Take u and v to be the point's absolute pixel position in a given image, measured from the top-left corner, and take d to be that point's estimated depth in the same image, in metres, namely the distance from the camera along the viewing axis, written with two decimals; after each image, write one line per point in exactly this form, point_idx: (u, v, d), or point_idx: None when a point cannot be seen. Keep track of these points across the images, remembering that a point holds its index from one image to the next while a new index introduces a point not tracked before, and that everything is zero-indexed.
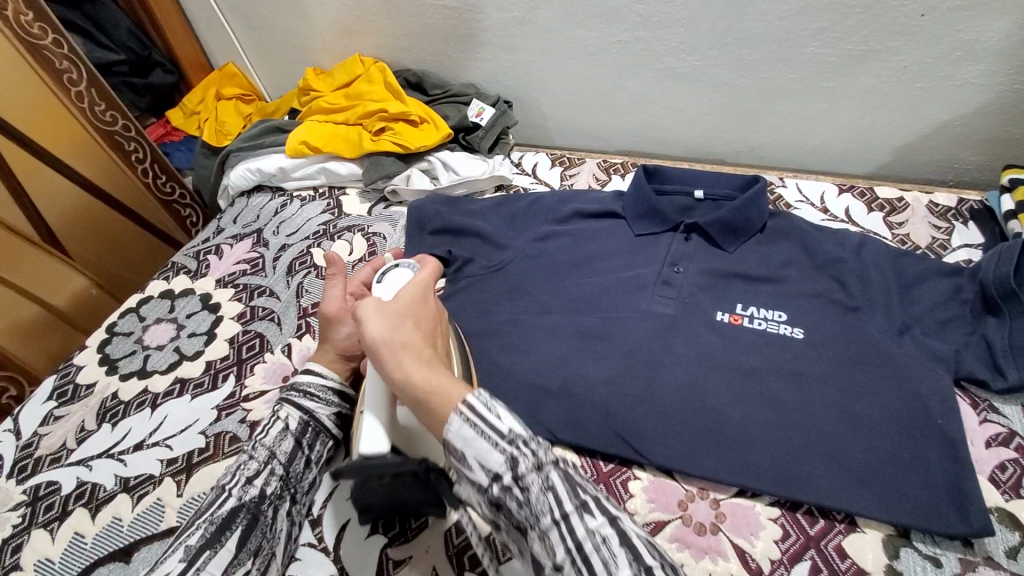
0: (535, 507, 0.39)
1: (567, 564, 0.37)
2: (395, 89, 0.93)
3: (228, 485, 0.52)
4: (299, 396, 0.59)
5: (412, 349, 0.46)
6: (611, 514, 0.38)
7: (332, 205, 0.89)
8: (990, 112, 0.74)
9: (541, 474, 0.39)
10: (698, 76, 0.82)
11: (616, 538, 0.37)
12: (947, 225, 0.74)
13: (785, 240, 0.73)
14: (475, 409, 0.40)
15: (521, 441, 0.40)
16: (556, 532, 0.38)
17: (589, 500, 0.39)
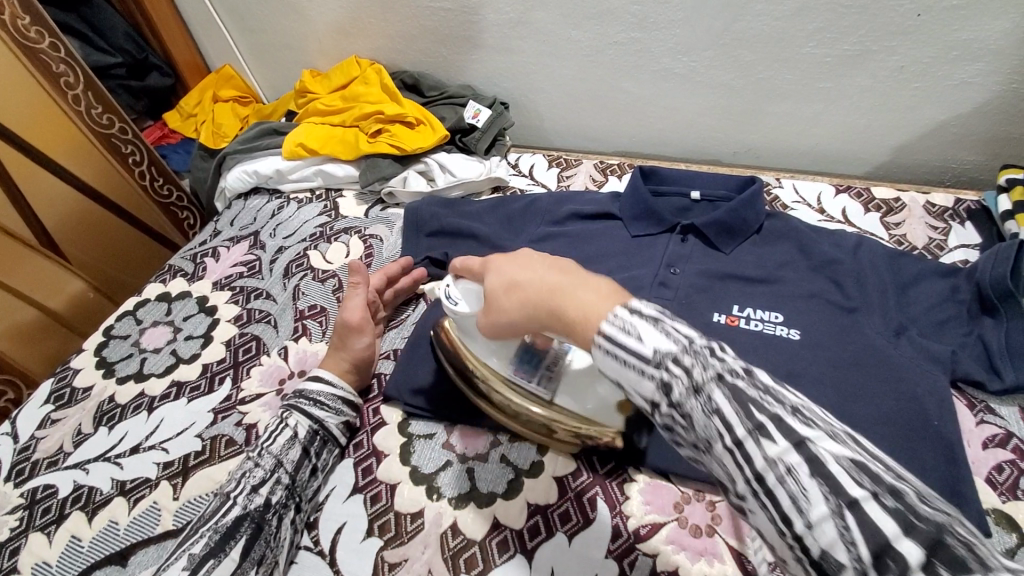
0: (702, 432, 0.34)
1: (751, 494, 0.32)
2: (391, 91, 0.93)
3: (233, 492, 0.53)
4: (310, 404, 0.59)
5: (536, 296, 0.43)
6: (798, 437, 0.31)
7: (328, 207, 0.89)
8: (986, 112, 0.74)
9: (702, 397, 0.33)
10: (695, 77, 0.82)
11: (805, 467, 0.30)
12: (945, 225, 0.74)
13: (782, 241, 0.73)
14: (612, 337, 0.37)
15: (672, 361, 0.35)
16: (732, 458, 0.32)
17: (770, 422, 0.31)
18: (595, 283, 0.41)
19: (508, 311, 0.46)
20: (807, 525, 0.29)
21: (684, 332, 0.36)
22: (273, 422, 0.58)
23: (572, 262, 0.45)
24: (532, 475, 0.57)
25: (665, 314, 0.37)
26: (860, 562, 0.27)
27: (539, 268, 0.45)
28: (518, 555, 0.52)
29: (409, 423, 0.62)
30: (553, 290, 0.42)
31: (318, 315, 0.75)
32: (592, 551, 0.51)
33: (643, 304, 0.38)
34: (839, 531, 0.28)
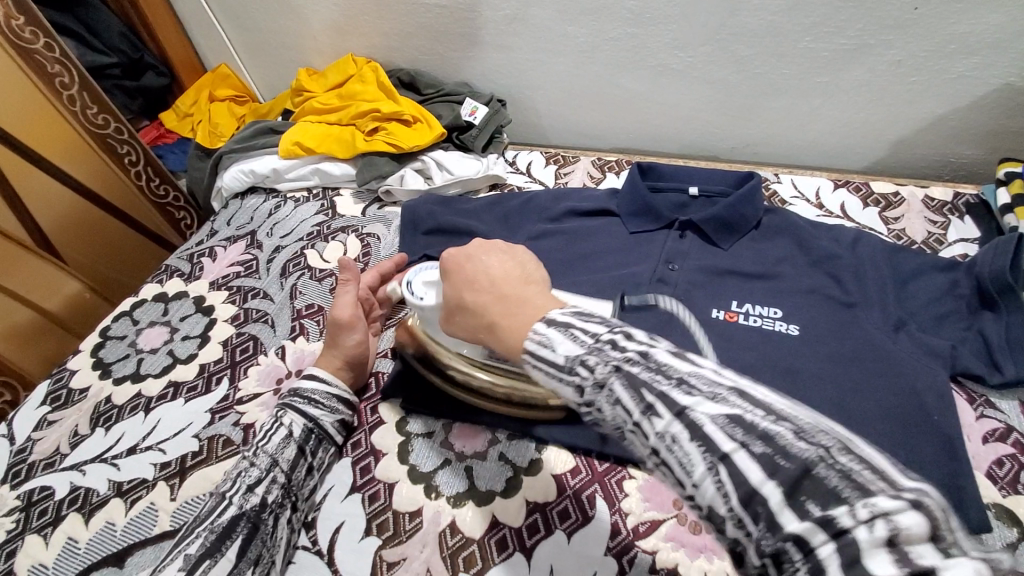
0: (613, 421, 0.36)
1: (657, 467, 0.34)
2: (388, 89, 0.92)
3: (228, 492, 0.53)
4: (304, 403, 0.59)
5: (481, 320, 0.45)
6: (679, 406, 0.32)
7: (326, 206, 0.89)
8: (985, 105, 0.74)
9: (606, 391, 0.36)
10: (692, 73, 0.82)
11: (685, 432, 0.32)
12: (943, 220, 0.74)
13: (781, 237, 0.72)
14: (532, 352, 0.39)
15: (579, 365, 0.37)
16: (637, 437, 0.35)
17: (658, 400, 0.33)
18: (528, 304, 0.43)
19: (461, 329, 0.48)
20: (694, 486, 0.32)
21: (590, 332, 0.38)
22: (268, 421, 0.58)
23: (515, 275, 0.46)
24: (531, 474, 0.57)
25: (576, 320, 0.39)
26: (733, 510, 0.30)
27: (485, 293, 0.45)
28: (517, 553, 0.52)
29: (407, 421, 0.62)
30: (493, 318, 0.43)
31: (316, 315, 0.75)
32: (592, 547, 0.51)
33: (559, 314, 0.40)
34: (716, 486, 0.31)
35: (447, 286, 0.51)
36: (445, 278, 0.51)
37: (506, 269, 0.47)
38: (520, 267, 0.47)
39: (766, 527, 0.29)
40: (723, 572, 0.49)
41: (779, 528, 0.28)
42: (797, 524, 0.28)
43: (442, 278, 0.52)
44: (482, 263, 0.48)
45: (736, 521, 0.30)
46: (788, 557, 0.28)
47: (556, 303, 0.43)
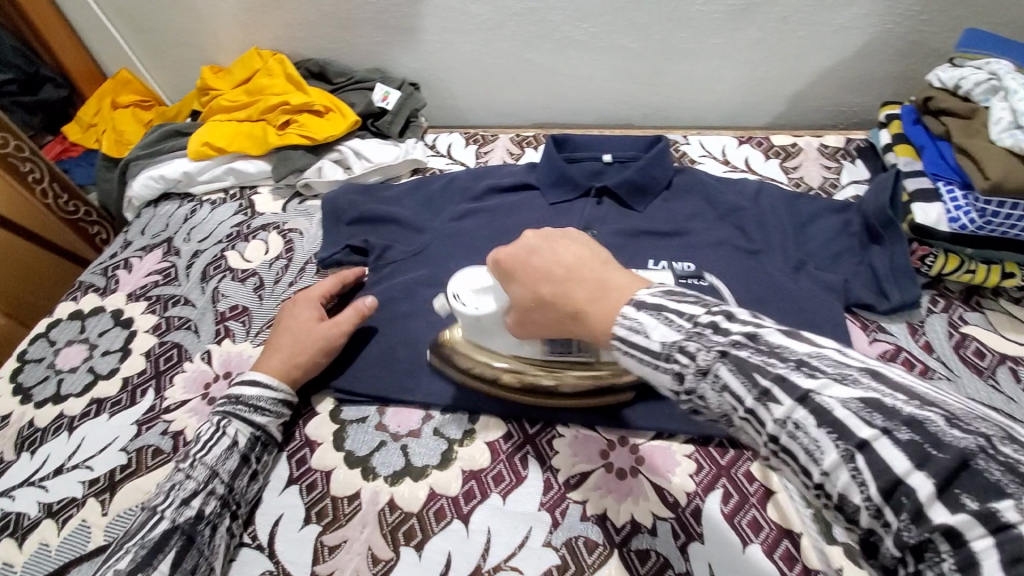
0: (719, 408, 0.36)
1: (772, 456, 0.34)
2: (296, 81, 0.91)
3: (160, 506, 0.51)
4: (252, 412, 0.57)
5: (564, 313, 0.44)
6: (802, 392, 0.31)
7: (244, 206, 0.87)
8: (866, 54, 0.79)
9: (711, 376, 0.35)
10: (597, 43, 0.84)
11: (812, 419, 0.31)
12: (837, 165, 0.79)
13: (690, 195, 0.76)
14: (623, 337, 0.39)
15: (678, 351, 0.36)
16: (749, 425, 0.34)
17: (774, 385, 0.32)
18: (613, 287, 0.42)
19: (543, 322, 0.47)
20: (823, 476, 0.30)
21: (686, 314, 0.37)
22: (209, 429, 0.56)
23: (593, 257, 0.45)
24: (464, 444, 0.58)
25: (667, 302, 0.38)
26: (873, 501, 0.28)
27: (563, 282, 0.44)
28: (455, 520, 0.53)
29: (341, 409, 0.63)
30: (580, 304, 0.42)
31: (241, 315, 0.74)
32: (526, 504, 0.53)
33: (649, 294, 0.39)
34: (851, 477, 0.29)
35: (515, 283, 0.49)
36: (511, 275, 0.49)
37: (578, 257, 0.45)
38: (588, 248, 0.46)
39: (909, 520, 0.27)
40: (648, 511, 0.52)
41: (927, 519, 0.27)
42: (949, 516, 0.26)
43: (503, 274, 0.50)
44: (549, 255, 0.46)
45: (873, 513, 0.29)
46: (934, 546, 0.26)
47: (639, 282, 0.42)
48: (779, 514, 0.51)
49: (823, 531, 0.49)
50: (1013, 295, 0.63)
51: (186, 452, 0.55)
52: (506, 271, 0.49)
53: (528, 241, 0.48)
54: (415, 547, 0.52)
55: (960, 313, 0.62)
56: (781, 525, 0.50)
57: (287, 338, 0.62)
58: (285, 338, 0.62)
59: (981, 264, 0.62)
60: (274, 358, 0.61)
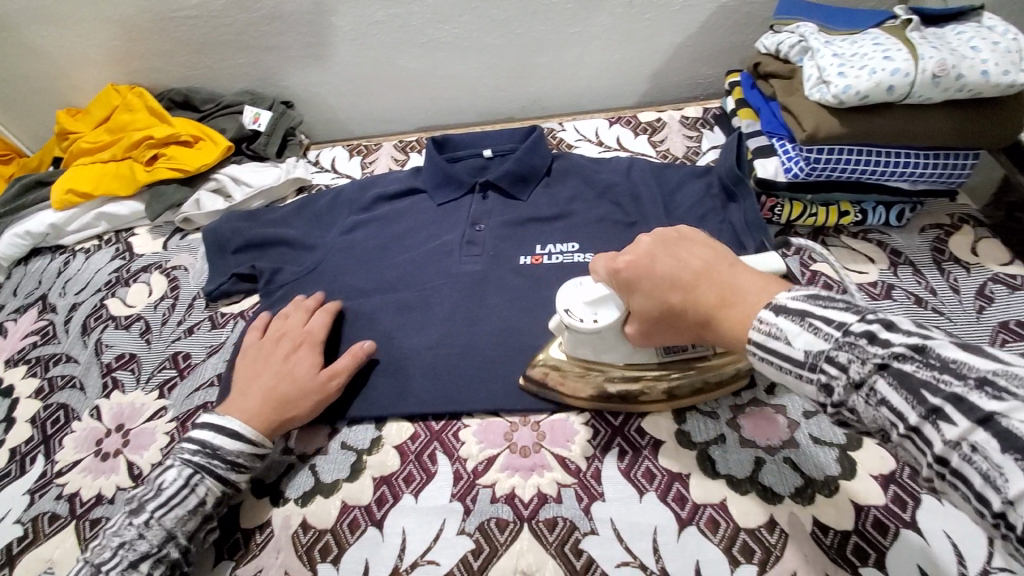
0: (874, 422, 0.34)
1: (940, 478, 0.32)
2: (159, 112, 0.87)
3: (107, 568, 0.49)
4: (228, 470, 0.54)
5: (689, 323, 0.45)
6: (983, 413, 0.29)
7: (121, 250, 0.83)
8: (709, 29, 0.86)
9: (865, 390, 0.34)
10: (462, 43, 0.86)
11: (994, 442, 0.28)
12: (698, 133, 0.85)
13: (569, 178, 0.79)
14: (761, 343, 0.39)
15: (826, 361, 0.36)
16: (911, 443, 0.32)
17: (947, 403, 0.30)
18: (742, 291, 0.42)
19: (667, 332, 0.48)
20: (1004, 504, 0.28)
21: (837, 322, 0.36)
22: (177, 485, 0.52)
23: (724, 259, 0.45)
24: (373, 452, 0.59)
25: (812, 307, 0.37)
26: None
27: (688, 291, 0.44)
28: (370, 527, 0.54)
29: None
30: (714, 309, 0.43)
31: (129, 363, 0.71)
32: (438, 497, 0.55)
33: (790, 297, 0.39)
34: None
35: (627, 288, 0.48)
36: (624, 281, 0.48)
37: (706, 261, 0.44)
38: (712, 250, 0.46)
39: None
40: (552, 481, 0.55)
41: None
42: None
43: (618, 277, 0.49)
44: (673, 259, 0.46)
45: None
46: None
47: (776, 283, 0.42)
48: (670, 461, 0.55)
49: (706, 468, 0.54)
50: (852, 230, 0.70)
51: (145, 505, 0.52)
52: (616, 274, 0.48)
53: (645, 245, 0.48)
54: (332, 561, 0.52)
55: (809, 253, 0.69)
56: (672, 470, 0.55)
57: (271, 377, 0.59)
58: (262, 378, 0.59)
59: (820, 206, 0.69)
60: (253, 402, 0.57)
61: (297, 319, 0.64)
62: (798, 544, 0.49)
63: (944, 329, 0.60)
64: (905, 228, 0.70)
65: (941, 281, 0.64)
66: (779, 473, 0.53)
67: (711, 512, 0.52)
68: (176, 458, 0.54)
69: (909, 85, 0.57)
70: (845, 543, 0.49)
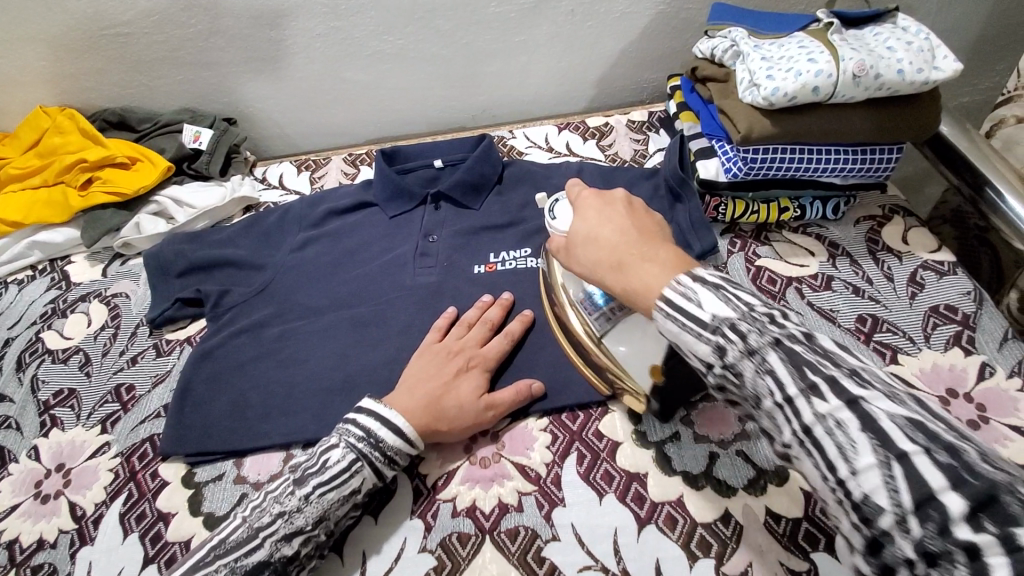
0: (751, 390, 0.36)
1: (796, 445, 0.34)
2: (92, 134, 0.84)
3: (263, 529, 0.49)
4: (384, 465, 0.53)
5: (607, 261, 0.45)
6: (851, 395, 0.32)
7: (57, 280, 0.79)
8: (649, 34, 0.88)
9: (756, 359, 0.35)
10: (407, 54, 0.86)
11: (856, 422, 0.31)
12: (644, 137, 0.87)
13: (521, 185, 0.79)
14: (672, 302, 0.39)
15: (728, 327, 0.36)
16: (779, 413, 0.34)
17: (824, 382, 0.33)
18: (667, 257, 0.43)
19: (581, 264, 0.48)
20: (850, 473, 0.31)
21: (744, 299, 0.37)
22: (339, 467, 0.51)
23: (661, 233, 0.46)
24: None
25: (727, 284, 0.38)
26: (898, 506, 0.29)
27: (622, 236, 0.45)
28: (331, 553, 0.53)
29: (193, 473, 0.60)
30: (633, 260, 0.43)
31: (69, 399, 0.67)
32: (398, 514, 0.55)
33: (707, 273, 0.39)
34: (883, 480, 0.29)
35: (580, 215, 0.50)
36: (581, 206, 0.51)
37: (645, 226, 0.46)
38: (657, 224, 0.48)
39: (936, 530, 0.28)
40: (512, 490, 0.55)
41: (952, 533, 0.27)
42: (973, 534, 0.27)
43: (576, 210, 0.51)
44: (617, 215, 0.48)
45: (897, 519, 0.29)
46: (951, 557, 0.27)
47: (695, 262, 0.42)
48: (627, 461, 0.56)
49: (662, 466, 0.55)
50: (792, 225, 0.72)
51: (307, 479, 0.51)
52: (582, 200, 0.51)
53: (619, 195, 0.50)
54: None
55: (753, 249, 0.71)
56: (629, 470, 0.55)
57: (436, 385, 0.57)
58: (427, 383, 0.57)
59: (761, 204, 0.71)
60: (416, 401, 0.55)
61: (459, 331, 0.62)
62: (752, 535, 0.51)
63: (880, 317, 0.64)
64: (842, 220, 0.73)
65: (876, 270, 0.68)
66: (733, 466, 0.54)
67: (668, 509, 0.53)
68: (339, 436, 0.53)
69: (832, 85, 0.59)
70: (796, 530, 0.51)
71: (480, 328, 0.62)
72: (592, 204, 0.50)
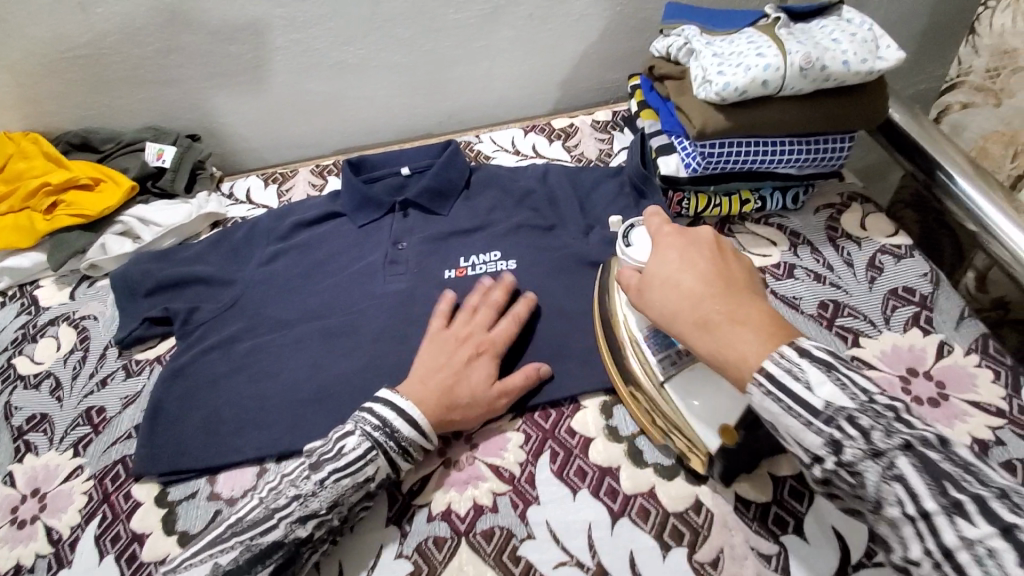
0: (875, 494, 0.37)
1: (930, 565, 0.35)
2: (55, 156, 0.83)
3: (279, 510, 0.50)
4: (399, 454, 0.53)
5: (690, 312, 0.46)
6: (1003, 521, 0.33)
7: (24, 304, 0.78)
8: (609, 35, 0.89)
9: (883, 461, 0.37)
10: (369, 63, 0.86)
11: (1010, 550, 0.32)
12: (608, 136, 0.88)
13: (489, 188, 0.80)
14: (776, 375, 0.40)
15: (843, 421, 0.38)
16: (909, 525, 0.36)
17: (970, 501, 0.34)
18: (761, 319, 0.43)
19: (655, 307, 0.48)
20: None
21: (862, 387, 0.39)
22: (355, 454, 0.52)
23: (753, 288, 0.47)
24: None
25: (837, 363, 0.40)
26: None
27: (709, 287, 0.46)
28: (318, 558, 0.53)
29: (168, 491, 0.60)
30: (723, 320, 0.44)
31: (40, 425, 0.66)
32: (376, 519, 0.55)
33: (813, 346, 0.41)
34: None
35: (659, 252, 0.50)
36: (662, 244, 0.51)
37: (734, 278, 0.47)
38: (746, 274, 0.48)
39: None
40: (487, 491, 0.55)
41: None
42: None
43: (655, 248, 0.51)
44: (701, 262, 0.48)
45: None
46: None
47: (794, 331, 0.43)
48: (600, 456, 0.57)
49: (634, 458, 0.56)
50: (754, 216, 0.74)
51: (323, 464, 0.51)
52: (664, 240, 0.51)
53: (703, 236, 0.50)
54: None
55: None
56: (602, 465, 0.56)
57: (447, 374, 0.57)
58: (438, 371, 0.57)
59: (724, 196, 0.72)
60: (428, 393, 0.55)
61: (463, 318, 0.62)
62: (723, 521, 0.52)
63: (841, 302, 0.65)
64: (802, 210, 0.74)
65: (837, 256, 0.69)
66: None
67: (641, 501, 0.53)
68: (355, 424, 0.54)
69: (781, 78, 0.61)
70: (766, 514, 0.52)
71: (484, 313, 0.62)
72: (675, 246, 0.50)
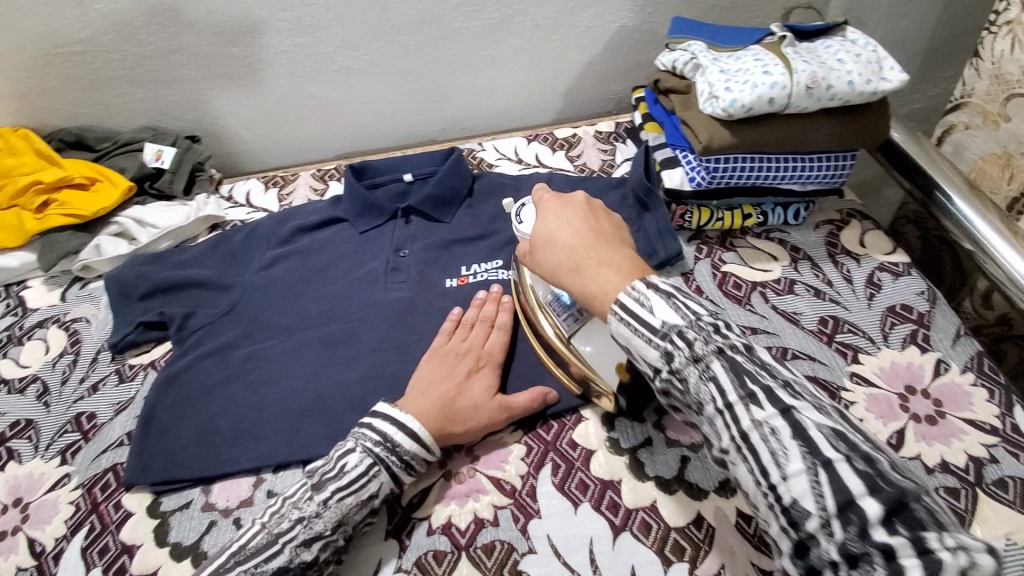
0: (695, 395, 0.41)
1: (734, 452, 0.39)
2: (48, 155, 0.81)
3: (283, 533, 0.48)
4: (402, 469, 0.53)
5: (568, 262, 0.50)
6: (785, 405, 0.38)
7: (12, 306, 0.76)
8: (613, 47, 0.90)
9: (701, 364, 0.41)
10: (374, 69, 0.86)
11: (788, 429, 0.37)
12: (611, 147, 0.89)
13: (491, 197, 0.80)
14: (626, 305, 0.44)
15: (675, 335, 0.42)
16: (722, 418, 0.40)
17: (761, 392, 0.38)
18: (620, 262, 0.48)
19: (543, 264, 0.53)
20: (781, 480, 0.36)
21: (693, 308, 0.43)
22: (358, 470, 0.51)
23: (620, 239, 0.52)
24: None
25: (677, 291, 0.44)
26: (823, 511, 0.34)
27: (583, 239, 0.51)
28: None
29: (159, 502, 0.58)
30: (590, 265, 0.49)
31: (26, 431, 0.65)
32: (379, 534, 0.54)
33: (659, 282, 0.45)
34: (810, 484, 0.35)
35: (542, 217, 0.55)
36: (543, 207, 0.56)
37: (598, 229, 0.52)
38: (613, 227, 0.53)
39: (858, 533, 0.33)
40: (488, 504, 0.55)
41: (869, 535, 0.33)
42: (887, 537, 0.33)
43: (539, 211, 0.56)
44: (574, 221, 0.53)
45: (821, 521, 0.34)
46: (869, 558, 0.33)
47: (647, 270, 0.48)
48: (601, 469, 0.56)
49: (635, 471, 0.56)
50: (756, 231, 0.74)
51: (326, 483, 0.50)
52: (545, 203, 0.56)
53: (579, 197, 0.55)
54: None
55: (719, 256, 0.72)
56: (603, 478, 0.56)
57: (448, 387, 0.57)
58: (439, 385, 0.57)
59: (725, 211, 0.73)
60: (430, 406, 0.55)
61: (459, 331, 0.62)
62: (723, 536, 0.52)
63: (840, 317, 0.66)
64: (802, 225, 0.75)
65: (836, 273, 0.70)
66: (704, 469, 0.55)
67: (643, 515, 0.53)
68: (355, 440, 0.53)
69: (786, 96, 0.61)
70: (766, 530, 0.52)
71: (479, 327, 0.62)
72: (557, 208, 0.54)
